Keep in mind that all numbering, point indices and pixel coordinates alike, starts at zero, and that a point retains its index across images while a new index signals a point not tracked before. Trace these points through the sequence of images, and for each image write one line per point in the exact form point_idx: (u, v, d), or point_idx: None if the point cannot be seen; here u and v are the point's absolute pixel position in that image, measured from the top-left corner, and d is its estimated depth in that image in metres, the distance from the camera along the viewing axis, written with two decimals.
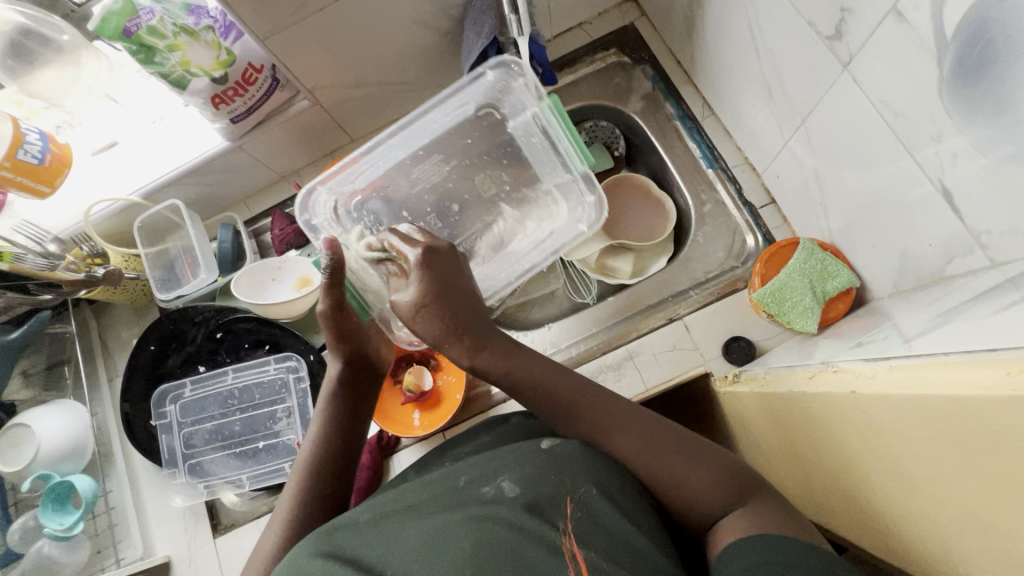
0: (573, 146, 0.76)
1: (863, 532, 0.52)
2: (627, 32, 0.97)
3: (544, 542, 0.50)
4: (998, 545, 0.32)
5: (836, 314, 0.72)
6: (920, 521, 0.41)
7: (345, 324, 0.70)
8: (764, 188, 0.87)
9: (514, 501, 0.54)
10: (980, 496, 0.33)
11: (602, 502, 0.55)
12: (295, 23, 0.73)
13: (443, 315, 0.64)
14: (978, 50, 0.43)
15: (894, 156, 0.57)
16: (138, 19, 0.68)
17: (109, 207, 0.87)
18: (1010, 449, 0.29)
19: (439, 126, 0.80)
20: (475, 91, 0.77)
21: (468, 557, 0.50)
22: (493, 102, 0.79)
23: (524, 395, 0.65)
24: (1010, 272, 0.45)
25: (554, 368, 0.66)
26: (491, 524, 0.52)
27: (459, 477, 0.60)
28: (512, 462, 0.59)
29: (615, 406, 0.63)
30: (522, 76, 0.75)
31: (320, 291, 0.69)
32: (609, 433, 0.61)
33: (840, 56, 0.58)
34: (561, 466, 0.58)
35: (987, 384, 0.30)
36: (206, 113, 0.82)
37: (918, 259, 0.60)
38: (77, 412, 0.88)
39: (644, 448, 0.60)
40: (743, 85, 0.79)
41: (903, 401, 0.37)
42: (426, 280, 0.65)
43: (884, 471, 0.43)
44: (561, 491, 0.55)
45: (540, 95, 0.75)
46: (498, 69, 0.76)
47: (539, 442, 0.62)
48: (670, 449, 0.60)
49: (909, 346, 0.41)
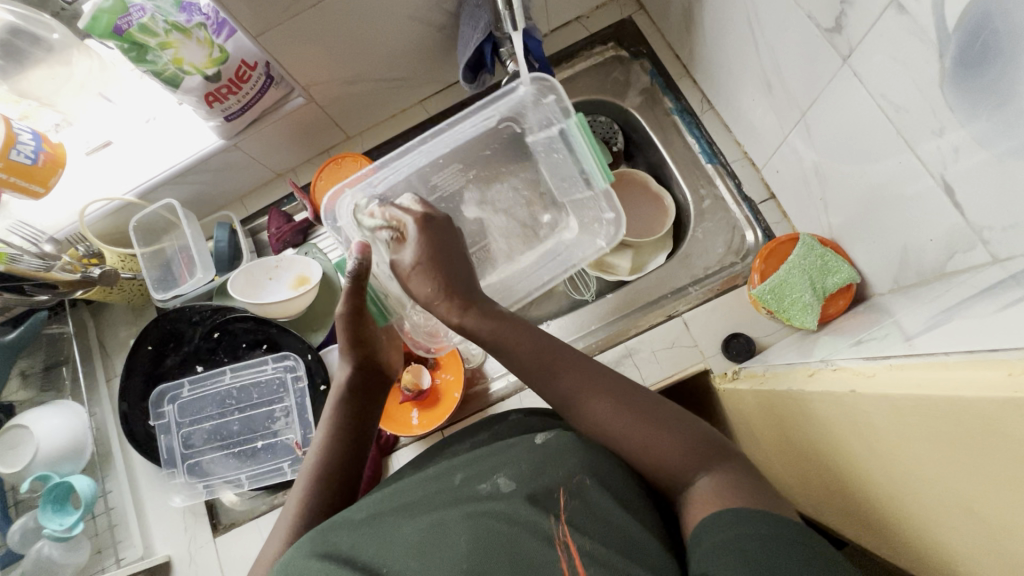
0: (597, 166, 0.73)
1: (861, 513, 0.49)
2: (626, 25, 0.96)
3: (535, 531, 0.51)
4: (993, 536, 0.32)
5: (835, 310, 0.72)
6: (908, 479, 0.39)
7: (361, 329, 0.70)
8: (764, 183, 0.86)
9: (509, 496, 0.54)
10: (979, 491, 0.32)
11: (598, 492, 0.55)
12: (287, 19, 0.72)
13: (436, 276, 0.64)
14: (980, 43, 0.42)
15: (895, 150, 0.56)
16: (128, 17, 0.68)
17: (104, 207, 0.87)
18: (1009, 450, 0.29)
19: (464, 132, 0.79)
20: (504, 105, 0.76)
21: (464, 551, 0.50)
22: (516, 115, 0.78)
23: (508, 356, 0.64)
24: (1012, 268, 0.45)
25: (539, 335, 0.65)
26: (487, 518, 0.52)
27: (455, 474, 0.61)
28: (508, 459, 0.59)
29: (599, 372, 0.63)
30: (553, 95, 0.74)
31: (342, 297, 0.68)
32: (588, 396, 0.61)
33: (840, 49, 0.57)
34: (555, 459, 0.58)
35: (989, 386, 0.30)
36: (201, 112, 0.81)
37: (919, 255, 0.59)
38: (75, 412, 0.88)
39: (621, 410, 0.59)
40: (742, 79, 0.78)
41: (900, 399, 0.37)
42: (423, 242, 0.66)
43: (871, 431, 0.42)
44: (556, 484, 0.55)
45: (567, 113, 0.73)
46: (535, 85, 0.74)
47: (534, 438, 0.63)
48: (649, 414, 0.59)
49: (910, 345, 0.41)
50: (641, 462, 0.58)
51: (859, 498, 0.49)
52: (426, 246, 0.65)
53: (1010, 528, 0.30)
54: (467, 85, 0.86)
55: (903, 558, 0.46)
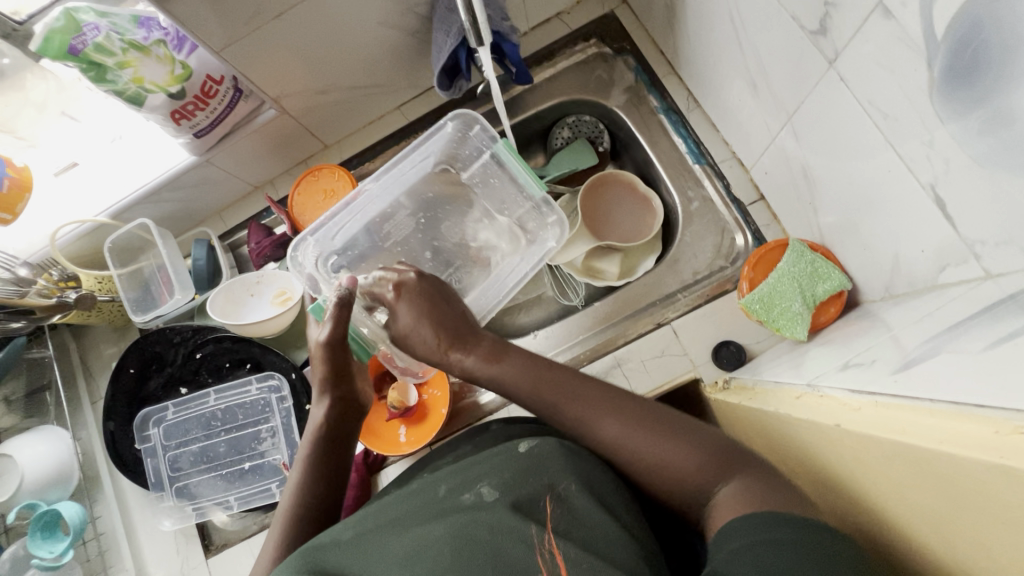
0: (529, 177, 0.74)
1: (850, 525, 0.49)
2: (608, 21, 0.93)
3: (521, 539, 0.49)
4: (976, 565, 0.31)
5: (827, 318, 0.70)
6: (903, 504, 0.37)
7: (339, 360, 0.68)
8: (753, 184, 0.84)
9: (493, 503, 0.52)
10: (962, 518, 0.31)
11: (591, 510, 0.52)
12: (251, 32, 0.69)
13: (429, 321, 0.66)
14: (969, 53, 0.40)
15: (884, 156, 0.53)
16: (83, 36, 0.65)
17: (77, 229, 0.85)
18: (996, 512, 0.28)
19: (405, 177, 0.80)
20: (436, 143, 0.78)
21: (449, 561, 0.49)
22: (449, 157, 0.81)
23: (511, 392, 0.63)
24: (1008, 287, 0.42)
25: (544, 361, 0.64)
26: (470, 527, 0.51)
27: (440, 486, 0.59)
28: (491, 467, 0.57)
29: (605, 390, 0.61)
30: (478, 125, 0.76)
31: (327, 322, 0.67)
32: (595, 416, 0.59)
33: (826, 52, 0.54)
34: (540, 468, 0.56)
35: (973, 442, 0.29)
36: (168, 129, 0.78)
37: (911, 265, 0.57)
38: (60, 438, 0.86)
39: (629, 425, 0.57)
40: (728, 77, 0.75)
41: (882, 441, 0.36)
42: (412, 299, 0.67)
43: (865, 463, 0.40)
44: (542, 494, 0.53)
45: (492, 136, 0.75)
46: (458, 122, 0.76)
47: (516, 446, 0.59)
48: (657, 426, 0.56)
49: (899, 380, 0.40)
50: (660, 482, 0.55)
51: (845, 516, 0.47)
52: (418, 298, 0.67)
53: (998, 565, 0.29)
54: (443, 92, 0.83)
55: None
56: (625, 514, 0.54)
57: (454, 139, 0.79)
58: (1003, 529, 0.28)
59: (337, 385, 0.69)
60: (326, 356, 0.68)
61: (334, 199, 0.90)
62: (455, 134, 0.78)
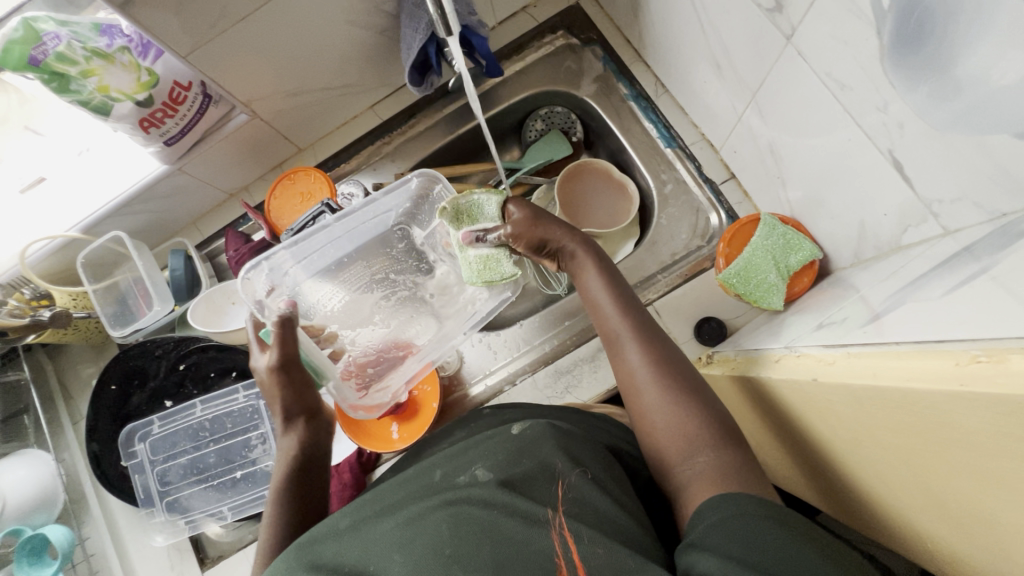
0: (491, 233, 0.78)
1: (851, 483, 0.50)
2: (573, 12, 0.94)
3: (519, 514, 0.49)
4: (977, 491, 0.32)
5: (801, 288, 0.73)
6: (885, 453, 0.39)
7: (294, 375, 0.67)
8: (722, 163, 0.86)
9: (487, 483, 0.53)
10: (949, 454, 0.33)
11: (592, 487, 0.52)
12: (216, 36, 0.69)
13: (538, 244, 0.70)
14: (914, 21, 0.41)
15: (842, 127, 0.56)
16: (43, 46, 0.62)
17: (45, 246, 0.82)
18: (961, 440, 0.31)
19: (362, 228, 0.78)
20: (400, 198, 0.77)
21: (447, 538, 0.49)
22: (409, 217, 0.79)
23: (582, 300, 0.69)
24: (964, 240, 0.46)
25: (624, 291, 0.67)
26: (466, 507, 0.51)
27: (436, 471, 0.59)
28: (486, 451, 0.57)
29: (661, 339, 0.63)
30: (438, 185, 0.76)
31: (272, 346, 0.66)
32: (632, 343, 0.62)
33: (783, 28, 0.56)
34: (534, 448, 0.56)
35: (939, 374, 0.32)
36: (137, 138, 0.77)
37: (875, 229, 0.59)
38: (42, 461, 0.84)
39: (655, 371, 0.59)
40: (693, 61, 0.77)
41: (856, 389, 0.38)
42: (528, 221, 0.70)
43: (841, 421, 0.43)
44: (540, 473, 0.54)
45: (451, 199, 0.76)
46: (423, 180, 0.76)
47: (511, 428, 0.60)
48: (682, 388, 0.58)
49: (870, 329, 0.42)
50: (652, 429, 0.58)
51: (843, 465, 0.49)
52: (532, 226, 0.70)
53: (978, 488, 0.32)
54: (414, 88, 0.84)
55: (898, 517, 0.46)
56: (616, 488, 0.54)
57: (415, 195, 0.77)
58: (981, 457, 0.30)
59: (299, 405, 0.68)
60: (279, 380, 0.66)
61: (311, 201, 0.90)
62: (418, 189, 0.77)
